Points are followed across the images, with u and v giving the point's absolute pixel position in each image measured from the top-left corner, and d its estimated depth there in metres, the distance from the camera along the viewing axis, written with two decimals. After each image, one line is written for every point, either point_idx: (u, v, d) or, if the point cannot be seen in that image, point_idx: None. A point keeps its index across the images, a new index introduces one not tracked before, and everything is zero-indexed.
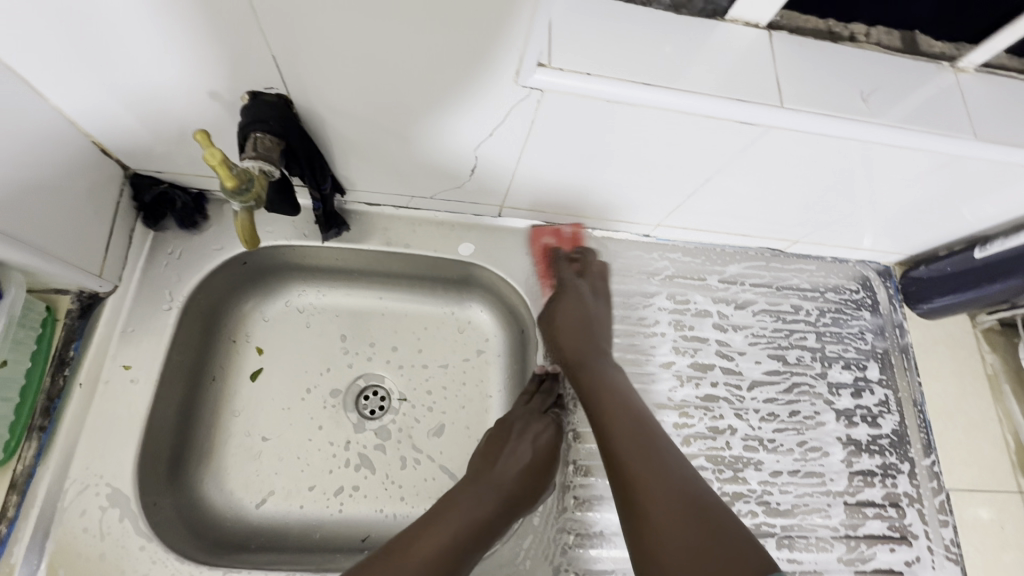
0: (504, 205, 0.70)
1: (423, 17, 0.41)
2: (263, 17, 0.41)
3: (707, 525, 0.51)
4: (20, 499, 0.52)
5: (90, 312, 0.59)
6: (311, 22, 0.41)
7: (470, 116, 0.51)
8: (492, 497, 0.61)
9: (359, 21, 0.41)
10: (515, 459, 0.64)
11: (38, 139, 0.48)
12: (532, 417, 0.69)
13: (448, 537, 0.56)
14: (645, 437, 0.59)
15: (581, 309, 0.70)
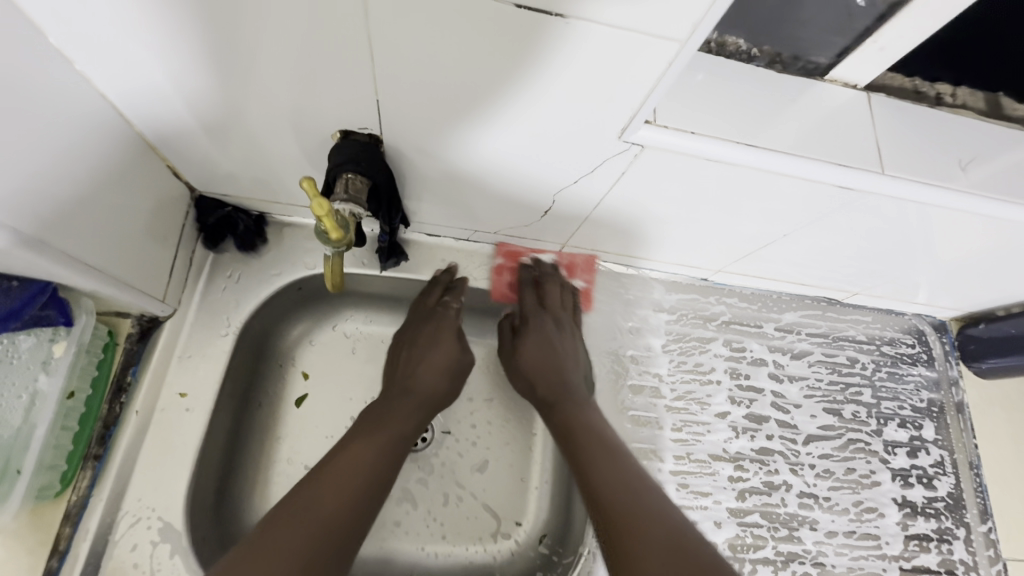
0: (568, 242, 0.69)
1: (542, 73, 0.40)
2: (379, 65, 0.40)
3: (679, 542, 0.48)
4: (73, 532, 0.50)
5: (148, 337, 0.58)
6: (426, 72, 0.41)
7: (559, 162, 0.50)
8: (413, 417, 0.59)
9: (476, 74, 0.40)
10: (431, 367, 0.63)
11: (119, 164, 0.47)
12: (449, 323, 0.66)
13: (372, 451, 0.54)
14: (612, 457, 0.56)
15: (551, 339, 0.66)
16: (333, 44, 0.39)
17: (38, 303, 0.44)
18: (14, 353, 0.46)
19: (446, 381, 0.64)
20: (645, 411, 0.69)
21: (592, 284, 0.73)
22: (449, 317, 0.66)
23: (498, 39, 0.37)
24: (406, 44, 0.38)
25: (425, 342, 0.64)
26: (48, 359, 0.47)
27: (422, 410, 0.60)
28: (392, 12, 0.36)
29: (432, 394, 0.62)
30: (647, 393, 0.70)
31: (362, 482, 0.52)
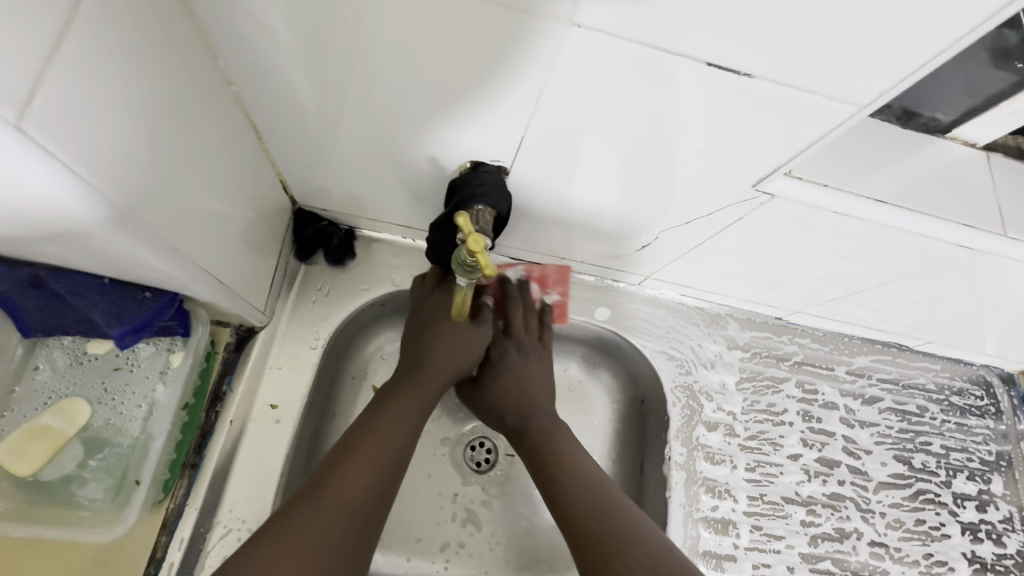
0: (651, 274, 0.69)
1: (699, 130, 0.40)
2: (539, 114, 0.40)
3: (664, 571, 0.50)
4: (168, 540, 0.50)
5: (243, 346, 0.59)
6: (582, 120, 0.41)
7: (678, 206, 0.51)
8: (414, 404, 0.55)
9: (631, 124, 0.41)
10: (442, 343, 0.58)
11: (244, 179, 0.48)
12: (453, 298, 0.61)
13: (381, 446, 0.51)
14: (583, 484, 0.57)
15: (516, 372, 0.65)
16: (499, 93, 0.39)
17: (166, 315, 0.45)
18: (134, 361, 0.46)
19: (461, 352, 0.58)
20: (718, 449, 0.69)
21: (568, 297, 0.72)
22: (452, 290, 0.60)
23: (670, 96, 0.37)
24: (575, 95, 0.38)
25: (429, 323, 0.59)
26: (166, 369, 0.47)
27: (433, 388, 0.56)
28: (575, 69, 0.36)
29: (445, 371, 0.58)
30: (722, 431, 0.70)
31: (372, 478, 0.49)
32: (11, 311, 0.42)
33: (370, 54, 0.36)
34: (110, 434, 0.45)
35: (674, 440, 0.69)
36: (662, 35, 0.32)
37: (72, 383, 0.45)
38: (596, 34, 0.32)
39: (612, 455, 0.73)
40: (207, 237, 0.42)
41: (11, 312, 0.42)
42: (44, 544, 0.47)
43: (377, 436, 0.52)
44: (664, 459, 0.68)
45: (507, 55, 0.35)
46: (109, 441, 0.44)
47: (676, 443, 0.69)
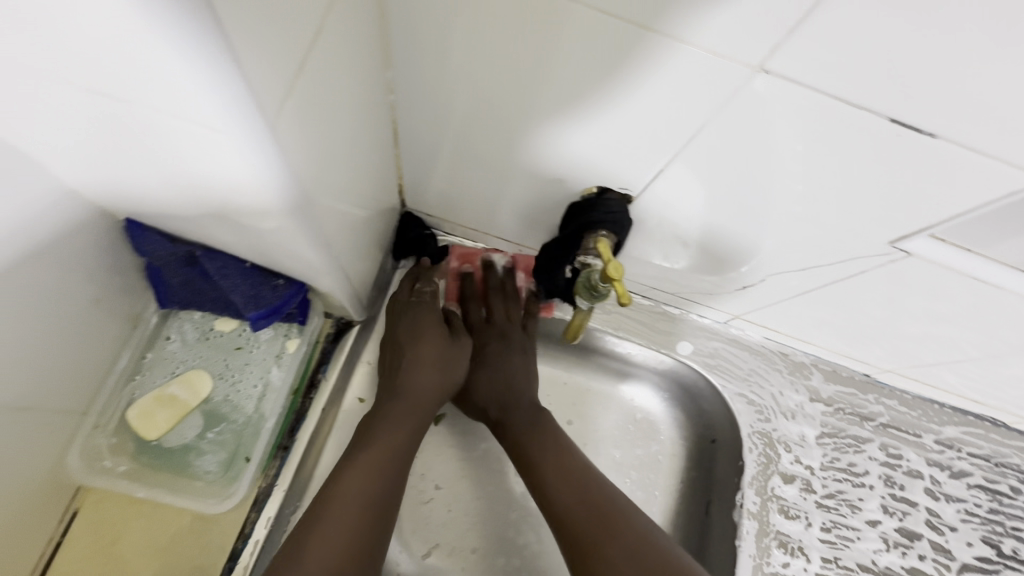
0: (739, 315, 0.67)
1: (848, 181, 0.39)
2: (687, 151, 0.41)
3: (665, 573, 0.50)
4: (256, 517, 0.51)
5: (340, 337, 0.60)
6: (728, 162, 0.41)
7: (799, 252, 0.50)
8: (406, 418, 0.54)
9: (779, 171, 0.41)
10: (420, 365, 0.56)
11: (377, 182, 0.50)
12: (428, 313, 0.60)
13: (382, 458, 0.50)
14: (578, 480, 0.57)
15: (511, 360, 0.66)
16: (649, 130, 0.40)
17: (293, 303, 0.47)
18: (255, 342, 0.49)
19: (444, 372, 0.57)
20: (793, 504, 0.67)
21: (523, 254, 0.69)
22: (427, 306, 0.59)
23: (833, 148, 0.37)
24: (730, 138, 0.39)
25: (407, 342, 0.57)
26: (281, 353, 0.49)
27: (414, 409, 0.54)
28: (740, 116, 0.36)
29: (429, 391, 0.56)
30: (798, 485, 0.67)
31: (376, 488, 0.48)
32: (156, 282, 0.45)
33: (533, 82, 0.38)
34: (228, 411, 0.47)
35: (748, 487, 0.67)
36: (846, 87, 0.31)
37: (198, 356, 0.47)
38: (779, 82, 0.32)
39: (677, 489, 0.72)
40: (347, 233, 0.44)
41: (155, 282, 0.45)
42: (148, 504, 0.49)
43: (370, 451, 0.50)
44: (735, 505, 0.67)
45: (675, 97, 0.36)
46: (227, 417, 0.46)
47: (750, 490, 0.67)
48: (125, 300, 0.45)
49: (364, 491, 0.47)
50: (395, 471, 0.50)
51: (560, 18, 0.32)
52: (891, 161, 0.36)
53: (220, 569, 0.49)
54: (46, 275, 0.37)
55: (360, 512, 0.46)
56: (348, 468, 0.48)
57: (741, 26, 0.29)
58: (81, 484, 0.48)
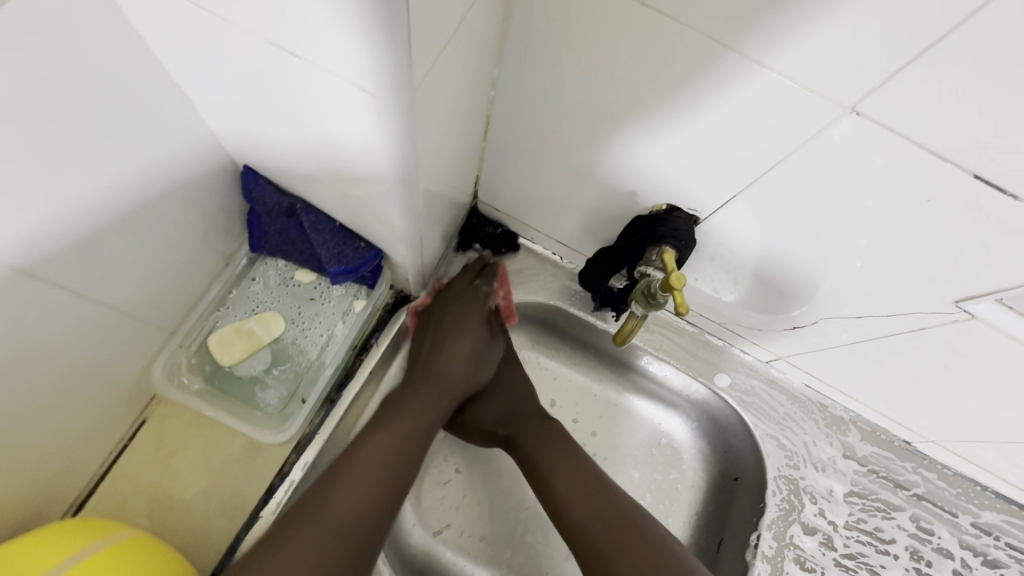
0: (783, 356, 0.67)
1: (921, 232, 0.40)
2: (766, 179, 0.42)
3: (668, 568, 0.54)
4: (295, 458, 0.54)
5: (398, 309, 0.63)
6: (805, 198, 0.42)
7: (859, 299, 0.50)
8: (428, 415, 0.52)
9: (858, 214, 0.41)
10: (455, 356, 0.55)
11: (461, 168, 0.54)
12: (474, 311, 0.58)
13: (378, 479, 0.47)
14: (594, 492, 0.59)
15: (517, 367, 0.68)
16: (733, 154, 0.41)
17: (369, 266, 0.51)
18: (327, 296, 0.53)
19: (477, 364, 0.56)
20: (811, 556, 0.66)
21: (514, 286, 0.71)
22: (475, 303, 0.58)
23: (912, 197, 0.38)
24: (813, 174, 0.40)
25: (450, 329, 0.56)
26: (348, 310, 0.53)
27: (442, 391, 0.54)
28: (827, 152, 0.37)
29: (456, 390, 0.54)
30: (818, 538, 0.66)
31: (376, 487, 0.47)
32: (254, 227, 0.50)
33: (633, 97, 0.41)
34: (294, 353, 0.51)
35: (765, 529, 0.67)
36: (933, 136, 0.32)
37: (276, 299, 0.52)
38: (869, 124, 0.34)
39: (689, 523, 0.73)
40: (430, 208, 0.48)
41: (252, 226, 0.50)
42: (205, 427, 0.53)
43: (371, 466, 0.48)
44: (749, 545, 0.67)
45: (764, 126, 0.38)
46: (292, 357, 0.51)
47: (768, 533, 0.66)
48: (225, 237, 0.50)
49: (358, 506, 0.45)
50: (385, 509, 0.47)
51: (674, 42, 0.35)
52: (964, 219, 0.37)
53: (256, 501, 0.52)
54: (174, 202, 0.42)
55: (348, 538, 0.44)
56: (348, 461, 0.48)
57: (836, 69, 0.32)
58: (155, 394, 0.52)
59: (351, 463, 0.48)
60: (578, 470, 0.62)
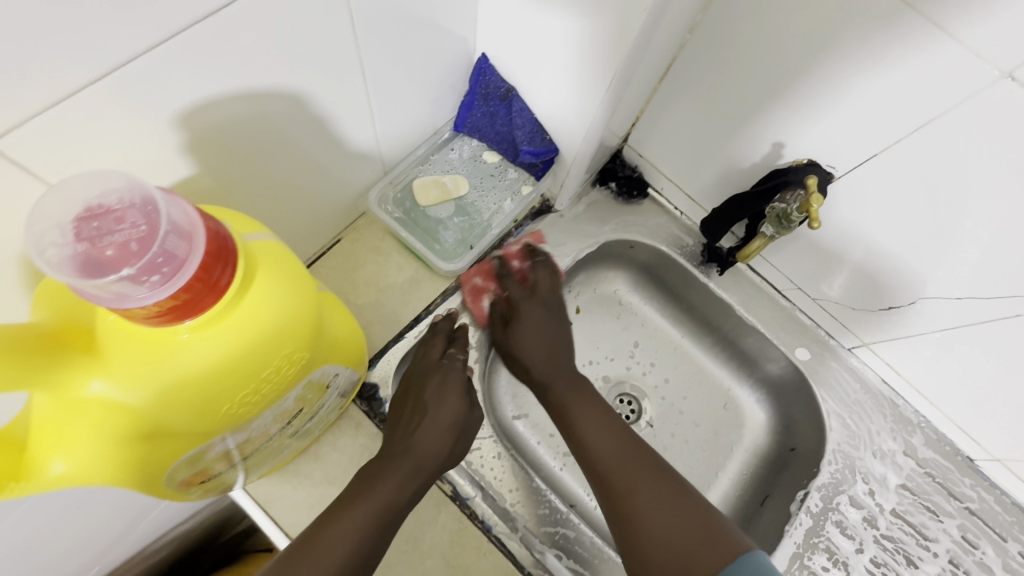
0: (868, 343, 0.73)
1: None
2: (911, 139, 0.50)
3: (684, 510, 0.50)
4: (439, 301, 0.67)
5: (538, 216, 0.76)
6: (943, 161, 0.49)
7: (964, 277, 0.56)
8: (406, 486, 0.53)
9: (988, 181, 0.48)
10: (435, 428, 0.57)
11: (635, 98, 0.65)
12: (455, 378, 0.61)
13: (360, 522, 0.48)
14: (618, 440, 0.58)
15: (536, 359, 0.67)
16: (885, 112, 0.50)
17: (543, 157, 0.63)
18: (503, 176, 0.66)
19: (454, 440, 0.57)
20: (852, 526, 0.70)
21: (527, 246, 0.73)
22: (457, 372, 0.61)
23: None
24: (956, 138, 0.47)
25: (433, 396, 0.59)
26: (516, 192, 0.66)
27: (426, 466, 0.55)
28: (975, 114, 0.45)
29: (433, 458, 0.55)
30: (863, 513, 0.70)
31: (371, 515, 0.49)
32: (465, 108, 0.64)
33: (803, 50, 0.51)
34: (470, 212, 0.65)
35: (815, 490, 0.72)
36: None
37: (465, 169, 0.66)
38: (1020, 89, 0.42)
39: (738, 477, 0.80)
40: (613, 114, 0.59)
41: (463, 107, 0.64)
42: (381, 257, 0.67)
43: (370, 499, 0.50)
44: (795, 500, 0.73)
45: (919, 88, 0.46)
46: (469, 214, 0.65)
47: (815, 493, 0.72)
48: (443, 110, 0.64)
49: (353, 538, 0.47)
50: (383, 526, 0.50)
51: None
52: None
53: (405, 323, 0.66)
54: (435, 64, 0.56)
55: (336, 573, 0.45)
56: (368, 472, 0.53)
57: (1003, 36, 0.41)
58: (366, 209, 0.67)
59: (343, 513, 0.48)
60: (601, 416, 0.61)
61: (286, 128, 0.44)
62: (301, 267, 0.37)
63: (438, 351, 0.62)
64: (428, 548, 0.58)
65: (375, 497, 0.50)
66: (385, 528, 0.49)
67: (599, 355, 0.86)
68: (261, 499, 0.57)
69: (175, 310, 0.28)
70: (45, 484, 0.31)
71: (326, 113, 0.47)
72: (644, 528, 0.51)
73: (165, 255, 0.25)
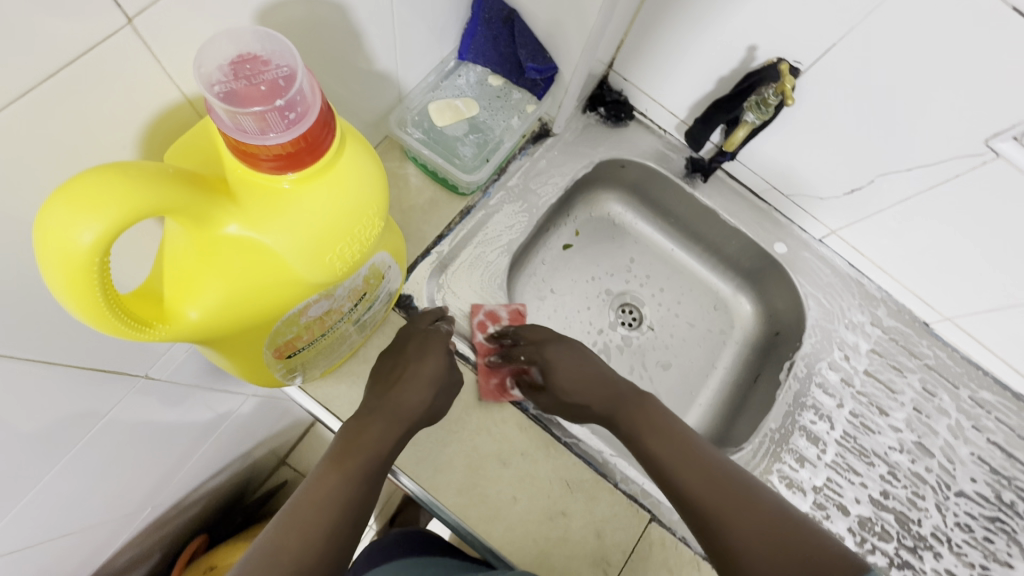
0: (836, 230, 0.83)
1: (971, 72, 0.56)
2: (864, 25, 0.58)
3: (790, 536, 0.48)
4: (458, 220, 0.74)
5: (539, 140, 0.82)
6: (892, 41, 0.58)
7: (914, 148, 0.66)
8: (389, 434, 0.57)
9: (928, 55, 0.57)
10: (415, 383, 0.60)
11: (623, 18, 0.71)
12: (437, 340, 0.64)
13: (339, 486, 0.52)
14: (700, 463, 0.55)
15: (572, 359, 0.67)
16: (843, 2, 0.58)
17: (544, 75, 0.70)
18: (508, 97, 0.73)
19: (431, 393, 0.61)
20: (832, 386, 0.81)
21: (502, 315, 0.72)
22: (440, 335, 0.64)
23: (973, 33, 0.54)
24: (902, 17, 0.56)
25: (413, 356, 0.62)
26: (523, 110, 0.73)
27: (403, 420, 0.59)
28: None
29: (415, 408, 0.59)
30: (841, 375, 0.81)
31: (361, 464, 0.54)
32: (469, 34, 0.69)
33: None
34: (482, 129, 0.72)
35: (799, 360, 0.82)
36: None
37: (473, 92, 0.72)
38: None
39: (731, 363, 0.91)
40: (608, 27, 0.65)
41: (467, 34, 0.69)
42: (403, 182, 0.73)
43: (358, 449, 0.55)
44: (783, 371, 0.83)
45: None
46: (482, 131, 0.72)
47: (799, 363, 0.82)
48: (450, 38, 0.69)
49: (343, 489, 0.52)
50: (373, 470, 0.55)
51: None
52: (1006, 52, 0.53)
53: (430, 240, 0.72)
54: None
55: (328, 533, 0.49)
56: (353, 427, 0.57)
57: None
58: (386, 134, 0.72)
59: (332, 463, 0.54)
60: (673, 438, 0.58)
61: (331, 37, 0.49)
62: (376, 157, 0.41)
63: (430, 319, 0.66)
64: (474, 427, 0.66)
65: (360, 451, 0.55)
66: (374, 475, 0.55)
67: (600, 271, 0.94)
68: (320, 398, 0.64)
69: (286, 159, 0.32)
70: (179, 326, 0.37)
71: (360, 28, 0.52)
72: (750, 555, 0.48)
73: (298, 96, 0.31)
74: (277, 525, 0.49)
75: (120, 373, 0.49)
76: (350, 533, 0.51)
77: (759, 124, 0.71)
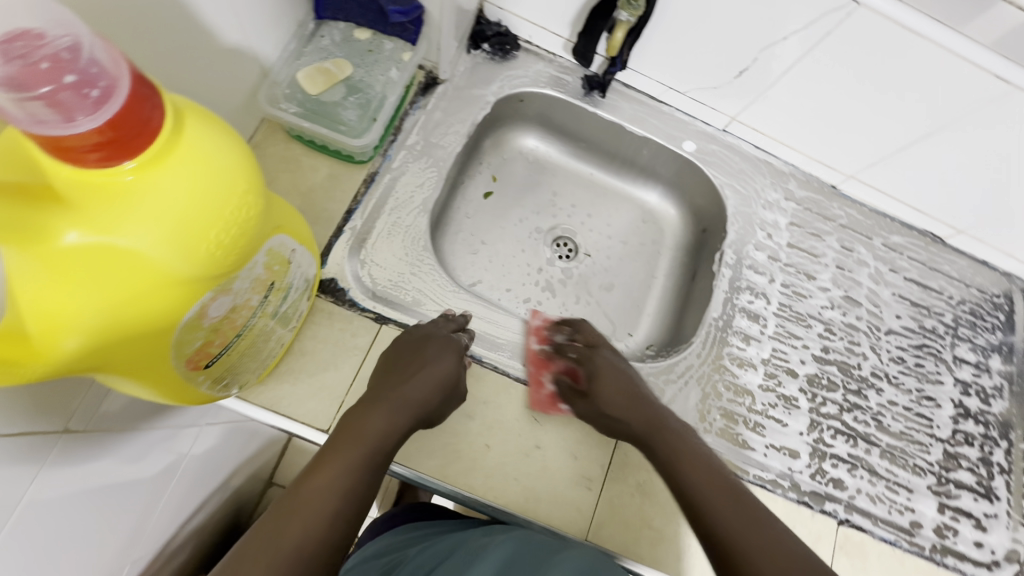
0: (736, 117, 0.85)
1: None
2: None
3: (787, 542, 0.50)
4: (364, 190, 0.71)
5: (428, 89, 0.79)
6: None
7: (784, 17, 0.67)
8: (391, 425, 0.56)
9: None
10: (426, 380, 0.59)
11: None
12: (454, 343, 0.64)
13: (339, 473, 0.51)
14: (706, 471, 0.57)
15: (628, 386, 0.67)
16: None
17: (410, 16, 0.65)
18: (381, 48, 0.69)
19: (440, 390, 0.60)
20: (762, 265, 0.85)
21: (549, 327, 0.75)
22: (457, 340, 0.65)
23: None
24: None
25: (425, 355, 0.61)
26: (400, 60, 0.69)
27: (407, 412, 0.57)
28: None
29: (423, 404, 0.59)
30: (767, 253, 0.85)
31: (362, 455, 0.53)
32: None
33: None
34: (361, 88, 0.68)
35: (728, 249, 0.85)
36: None
37: (342, 51, 0.67)
38: None
39: (670, 269, 0.94)
40: None
41: None
42: (295, 163, 0.69)
43: (357, 440, 0.54)
44: (716, 263, 0.86)
45: None
46: (361, 90, 0.68)
47: (728, 252, 0.85)
48: None
49: (341, 480, 0.50)
50: (375, 462, 0.53)
51: None
52: None
53: (340, 217, 0.69)
54: None
55: (328, 522, 0.48)
56: (351, 420, 0.55)
57: None
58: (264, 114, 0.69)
59: (329, 455, 0.52)
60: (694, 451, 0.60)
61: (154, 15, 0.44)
62: (232, 132, 0.38)
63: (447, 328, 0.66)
64: None
65: (360, 443, 0.53)
66: (376, 463, 0.53)
67: (527, 212, 0.93)
68: (267, 403, 0.61)
69: (113, 140, 0.30)
70: (56, 359, 0.33)
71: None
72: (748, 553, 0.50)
73: (93, 66, 0.28)
74: (271, 518, 0.47)
75: (40, 432, 0.45)
76: (351, 520, 0.49)
77: (636, 22, 0.72)
